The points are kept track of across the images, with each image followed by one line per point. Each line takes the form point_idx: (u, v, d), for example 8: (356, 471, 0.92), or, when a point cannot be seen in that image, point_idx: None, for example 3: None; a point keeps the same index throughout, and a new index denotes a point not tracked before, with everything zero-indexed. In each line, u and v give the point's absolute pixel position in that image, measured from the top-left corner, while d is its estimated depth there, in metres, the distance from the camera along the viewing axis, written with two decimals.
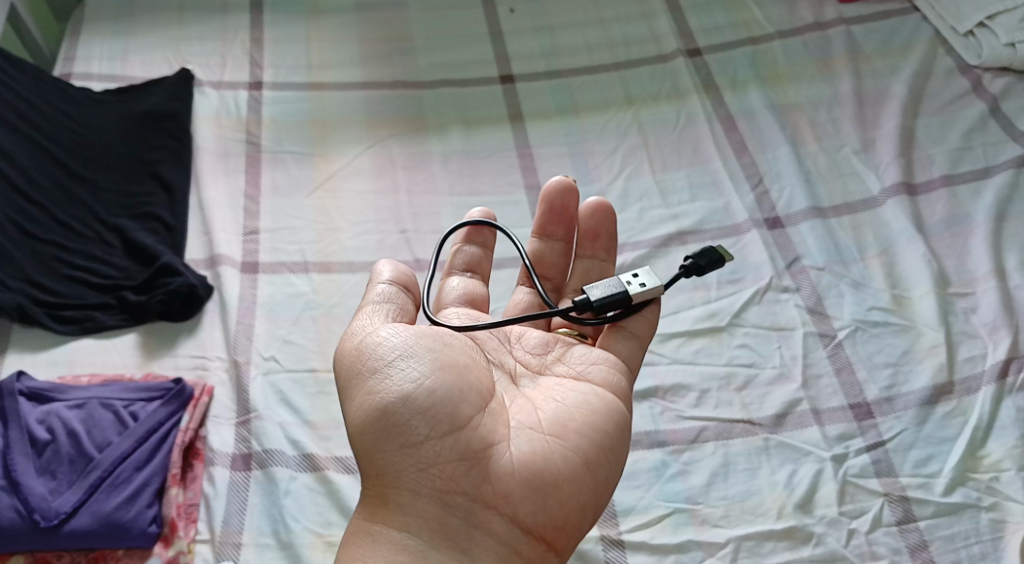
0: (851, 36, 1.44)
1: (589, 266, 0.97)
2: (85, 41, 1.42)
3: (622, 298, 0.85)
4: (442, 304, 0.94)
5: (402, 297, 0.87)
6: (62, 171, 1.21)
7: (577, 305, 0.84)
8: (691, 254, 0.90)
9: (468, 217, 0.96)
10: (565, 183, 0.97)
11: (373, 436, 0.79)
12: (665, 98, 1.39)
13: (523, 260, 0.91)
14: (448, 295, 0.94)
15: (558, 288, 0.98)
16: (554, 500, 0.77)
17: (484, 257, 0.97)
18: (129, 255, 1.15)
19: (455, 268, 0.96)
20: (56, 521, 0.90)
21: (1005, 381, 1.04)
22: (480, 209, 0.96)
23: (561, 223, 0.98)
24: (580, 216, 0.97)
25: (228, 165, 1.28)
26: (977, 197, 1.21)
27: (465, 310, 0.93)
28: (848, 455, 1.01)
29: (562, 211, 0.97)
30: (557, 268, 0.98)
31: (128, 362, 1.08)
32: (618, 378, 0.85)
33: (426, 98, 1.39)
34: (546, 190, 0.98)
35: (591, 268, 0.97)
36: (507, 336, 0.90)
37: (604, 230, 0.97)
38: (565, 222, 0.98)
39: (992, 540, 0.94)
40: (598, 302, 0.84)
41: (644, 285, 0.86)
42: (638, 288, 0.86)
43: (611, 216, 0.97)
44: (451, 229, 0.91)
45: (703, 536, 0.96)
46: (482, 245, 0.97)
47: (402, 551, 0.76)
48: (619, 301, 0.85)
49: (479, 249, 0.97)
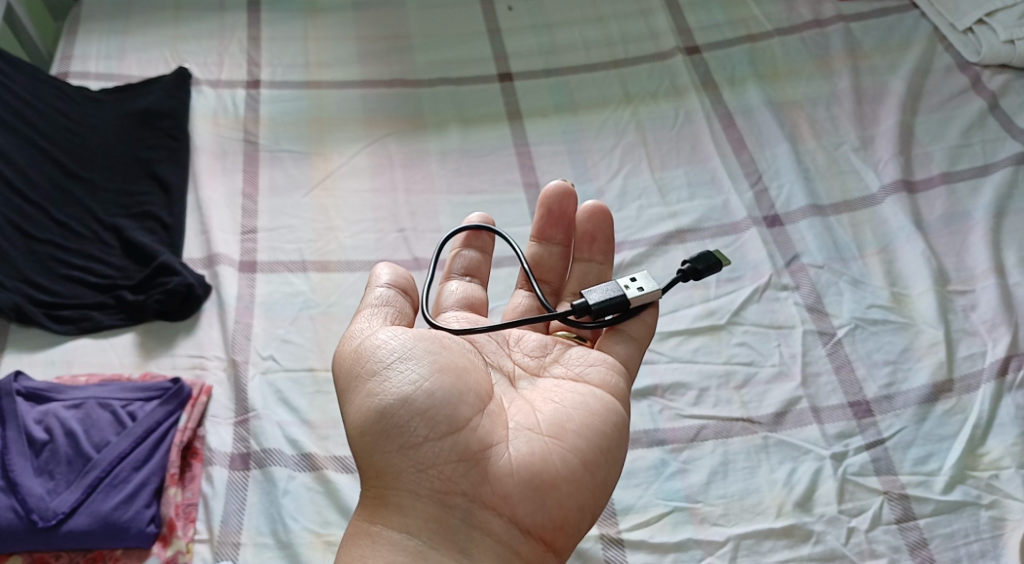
0: (850, 33, 1.44)
1: (587, 269, 0.97)
2: (82, 40, 1.42)
3: (620, 301, 0.85)
4: (441, 308, 0.94)
5: (401, 301, 0.86)
6: (59, 170, 1.21)
7: (575, 309, 0.84)
8: (688, 258, 0.91)
9: (467, 221, 0.96)
10: (563, 187, 0.97)
11: (373, 438, 0.78)
12: (664, 96, 1.38)
13: (522, 263, 0.91)
14: (448, 299, 0.94)
15: (557, 291, 0.98)
16: (552, 501, 0.77)
17: (484, 261, 0.97)
18: (127, 254, 1.15)
19: (454, 272, 0.96)
20: (54, 521, 0.90)
21: (1004, 378, 1.03)
22: (479, 214, 0.96)
23: (559, 226, 0.98)
24: (578, 219, 0.97)
25: (226, 164, 1.27)
26: (976, 194, 1.21)
27: (465, 313, 0.93)
28: (848, 453, 1.00)
29: (561, 214, 0.97)
30: (556, 271, 0.98)
31: (126, 361, 1.07)
32: (617, 379, 0.85)
33: (424, 96, 1.38)
34: (545, 194, 0.98)
35: (589, 271, 0.97)
36: (505, 340, 0.90)
37: (601, 233, 0.97)
38: (564, 226, 0.98)
39: (992, 538, 0.94)
40: (596, 306, 0.84)
41: (642, 288, 0.86)
42: (636, 291, 0.85)
43: (608, 218, 0.97)
44: (449, 233, 0.91)
45: (702, 534, 0.96)
46: (481, 249, 0.97)
47: (402, 552, 0.76)
48: (617, 304, 0.85)
49: (478, 253, 0.97)
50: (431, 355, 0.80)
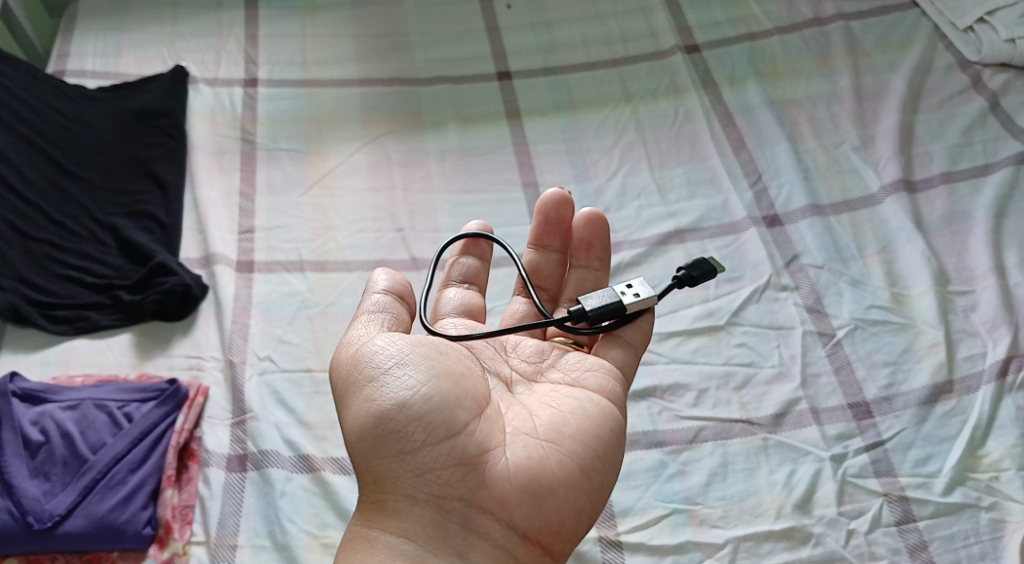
0: (850, 31, 1.43)
1: (584, 275, 0.97)
2: (79, 38, 1.41)
3: (617, 308, 0.85)
4: (439, 315, 0.93)
5: (397, 307, 0.86)
6: (55, 169, 1.20)
7: (573, 315, 0.84)
8: (683, 265, 0.90)
9: (465, 229, 0.95)
10: (560, 194, 0.97)
11: (370, 443, 0.78)
12: (663, 94, 1.38)
13: (519, 269, 0.91)
14: (446, 306, 0.93)
15: (554, 298, 0.97)
16: (549, 506, 0.77)
17: (482, 269, 0.96)
18: (124, 253, 1.14)
19: (452, 279, 0.95)
20: (50, 523, 0.90)
21: (1005, 379, 1.03)
22: (477, 222, 0.96)
23: (557, 234, 0.97)
24: (575, 225, 0.97)
25: (223, 163, 1.27)
26: (977, 194, 1.20)
27: (462, 319, 0.92)
28: (847, 454, 1.00)
29: (558, 222, 0.97)
30: (554, 278, 0.98)
31: (122, 361, 1.07)
32: (613, 384, 0.84)
33: (422, 95, 1.38)
34: (542, 201, 0.97)
35: (586, 277, 0.97)
36: (502, 346, 0.89)
37: (598, 239, 0.97)
38: (561, 233, 0.97)
39: (991, 540, 0.94)
40: (594, 312, 0.84)
41: (638, 295, 0.85)
42: (633, 298, 0.85)
43: (605, 226, 0.97)
44: (448, 240, 0.90)
45: (701, 536, 0.95)
46: (479, 256, 0.96)
47: (399, 556, 0.75)
48: (614, 310, 0.84)
49: (476, 261, 0.96)
50: (428, 361, 0.80)
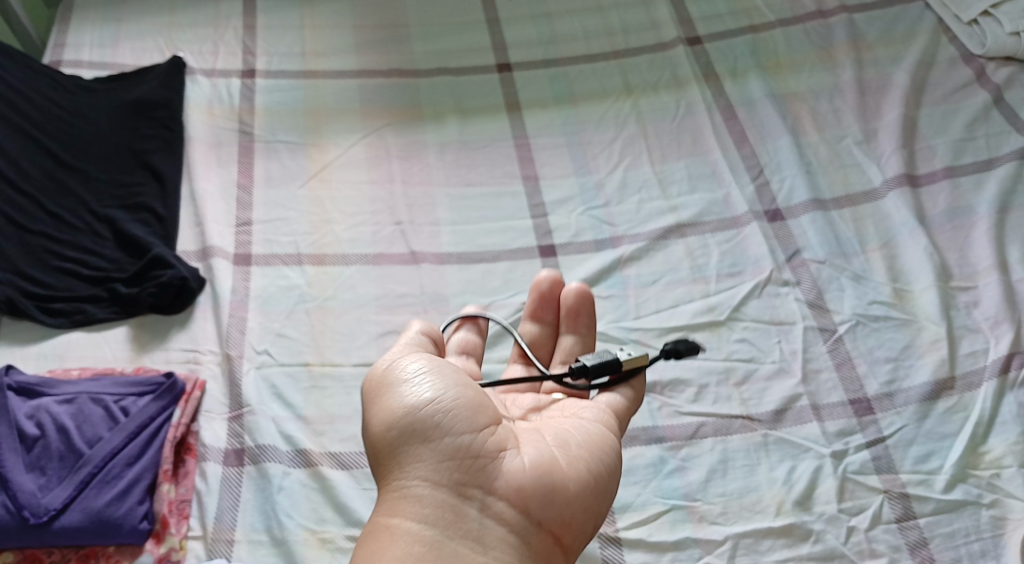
0: (853, 24, 1.42)
1: (572, 344, 0.95)
2: (75, 28, 1.40)
3: (612, 364, 0.88)
4: None
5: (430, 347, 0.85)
6: (52, 161, 1.19)
7: (573, 370, 0.87)
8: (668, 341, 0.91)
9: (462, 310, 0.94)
10: (553, 274, 0.96)
11: (392, 440, 0.76)
12: (665, 87, 1.37)
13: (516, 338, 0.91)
14: None
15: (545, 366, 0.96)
16: (563, 499, 0.76)
17: (478, 341, 0.95)
18: (120, 246, 1.14)
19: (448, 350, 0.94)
20: (46, 518, 0.89)
21: (1006, 376, 1.02)
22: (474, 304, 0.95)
23: (550, 307, 0.96)
24: (565, 293, 0.95)
25: (220, 155, 1.26)
26: (980, 188, 1.19)
27: None
28: (848, 451, 0.99)
29: (551, 297, 0.96)
30: (545, 351, 0.96)
31: (119, 355, 1.06)
32: (612, 419, 0.86)
33: (421, 86, 1.37)
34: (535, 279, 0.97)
35: (573, 345, 0.95)
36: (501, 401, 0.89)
37: (586, 310, 0.95)
38: (554, 307, 0.96)
39: (992, 538, 0.93)
40: (591, 368, 0.87)
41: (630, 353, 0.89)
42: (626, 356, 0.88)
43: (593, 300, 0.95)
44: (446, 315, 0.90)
45: (700, 533, 0.95)
46: (477, 330, 0.95)
47: (422, 538, 0.72)
48: (609, 365, 0.87)
49: (474, 333, 0.95)
50: (448, 371, 0.80)
